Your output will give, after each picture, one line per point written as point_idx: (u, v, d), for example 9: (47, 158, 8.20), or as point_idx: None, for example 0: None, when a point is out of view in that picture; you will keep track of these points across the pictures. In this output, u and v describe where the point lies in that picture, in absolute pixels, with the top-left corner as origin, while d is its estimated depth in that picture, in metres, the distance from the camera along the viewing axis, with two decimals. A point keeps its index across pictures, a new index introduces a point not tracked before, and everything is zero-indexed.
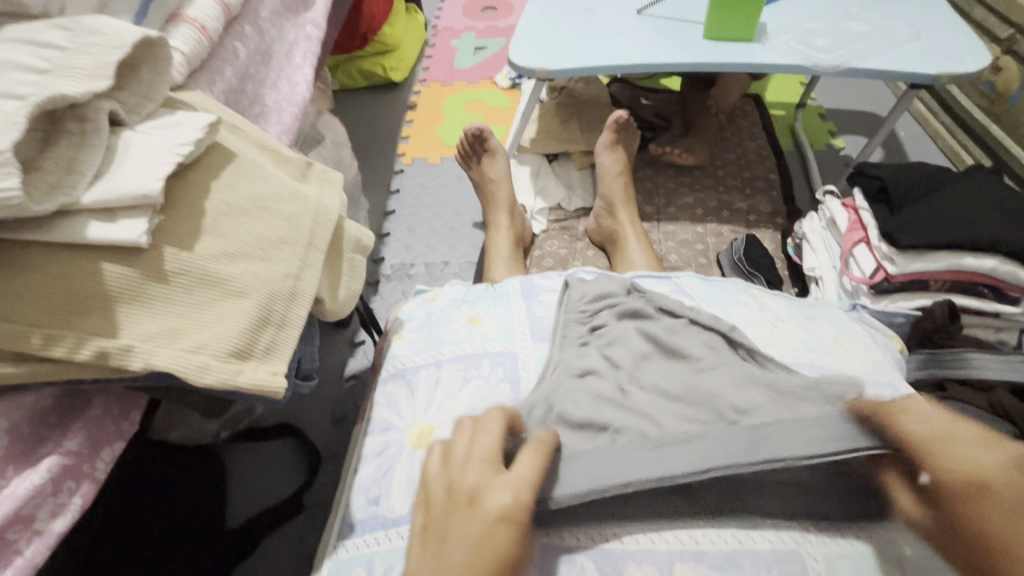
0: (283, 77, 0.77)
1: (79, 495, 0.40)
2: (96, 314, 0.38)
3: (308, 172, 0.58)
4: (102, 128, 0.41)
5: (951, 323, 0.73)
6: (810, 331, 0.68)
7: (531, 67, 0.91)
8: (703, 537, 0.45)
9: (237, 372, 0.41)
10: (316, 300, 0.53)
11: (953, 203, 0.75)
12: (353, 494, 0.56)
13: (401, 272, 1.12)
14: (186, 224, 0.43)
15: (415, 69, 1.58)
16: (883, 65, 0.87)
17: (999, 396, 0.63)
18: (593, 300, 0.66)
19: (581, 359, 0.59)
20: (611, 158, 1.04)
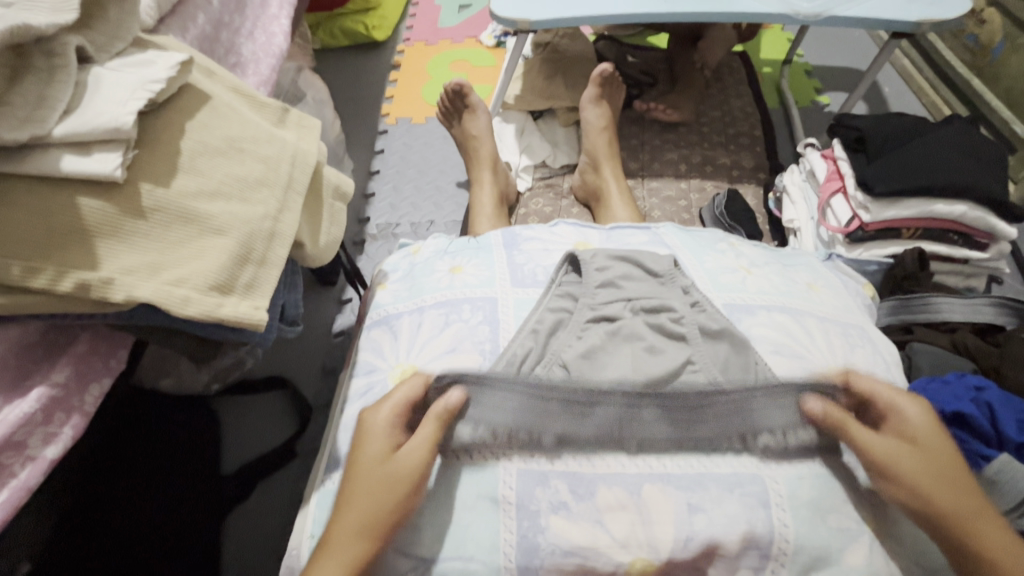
0: (259, 27, 0.76)
1: (69, 426, 0.41)
2: (75, 246, 0.38)
3: (285, 118, 0.58)
4: (70, 63, 0.41)
5: (920, 270, 0.75)
6: (783, 277, 0.69)
7: (512, 18, 0.90)
8: (671, 462, 0.50)
9: (218, 305, 0.42)
10: (296, 244, 0.54)
11: (927, 151, 0.76)
12: (340, 430, 0.58)
13: (387, 231, 1.12)
14: (161, 162, 0.44)
15: (399, 27, 1.54)
16: (865, 13, 0.87)
17: (964, 337, 0.68)
18: (608, 257, 0.64)
19: (595, 310, 0.59)
20: (595, 113, 1.04)
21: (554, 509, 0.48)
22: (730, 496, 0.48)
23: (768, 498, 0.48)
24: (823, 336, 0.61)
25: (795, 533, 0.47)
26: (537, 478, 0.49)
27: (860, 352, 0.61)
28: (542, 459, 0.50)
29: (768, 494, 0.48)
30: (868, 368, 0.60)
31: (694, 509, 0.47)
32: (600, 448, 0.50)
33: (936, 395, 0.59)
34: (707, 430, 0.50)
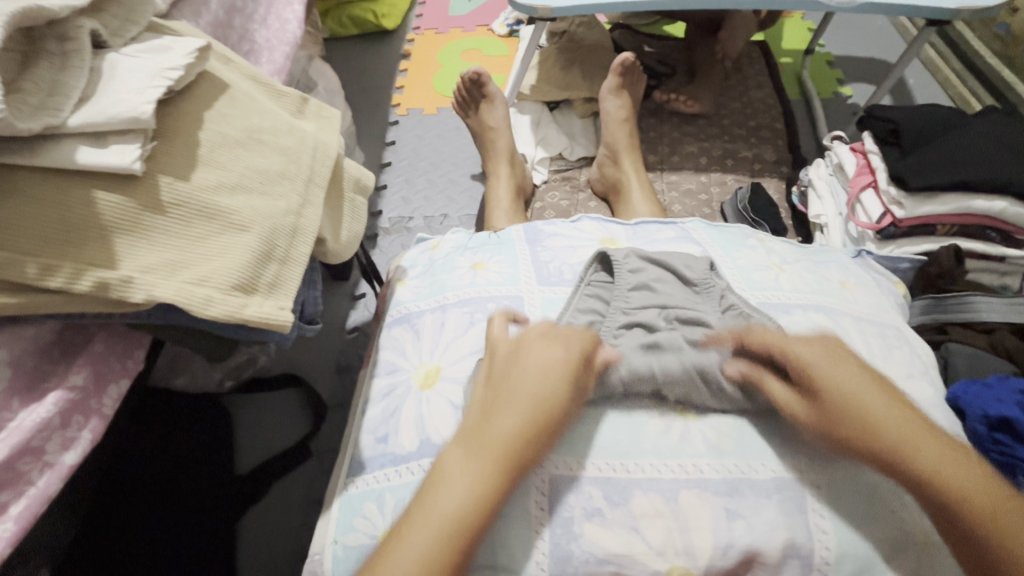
0: (272, 13, 0.73)
1: (88, 430, 0.40)
2: (92, 243, 0.36)
3: (304, 108, 0.56)
4: (84, 48, 0.39)
5: (957, 268, 0.72)
6: (816, 275, 0.67)
7: (532, 5, 0.87)
8: (707, 467, 0.47)
9: (241, 306, 0.40)
10: (318, 240, 0.52)
11: (965, 144, 0.73)
12: (361, 433, 0.56)
13: (400, 225, 1.10)
14: (181, 154, 0.41)
15: (409, 15, 1.50)
16: (898, 0, 0.84)
17: (1002, 336, 0.66)
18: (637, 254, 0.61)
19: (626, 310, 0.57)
20: (615, 104, 1.01)
21: (587, 515, 0.46)
22: (771, 503, 0.46)
23: (806, 503, 0.46)
24: (862, 338, 0.59)
25: (836, 541, 0.45)
26: (568, 483, 0.47)
27: (898, 353, 0.59)
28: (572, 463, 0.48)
29: (811, 501, 0.46)
30: (907, 369, 0.58)
31: (731, 515, 0.45)
32: (634, 452, 0.48)
33: (979, 398, 0.57)
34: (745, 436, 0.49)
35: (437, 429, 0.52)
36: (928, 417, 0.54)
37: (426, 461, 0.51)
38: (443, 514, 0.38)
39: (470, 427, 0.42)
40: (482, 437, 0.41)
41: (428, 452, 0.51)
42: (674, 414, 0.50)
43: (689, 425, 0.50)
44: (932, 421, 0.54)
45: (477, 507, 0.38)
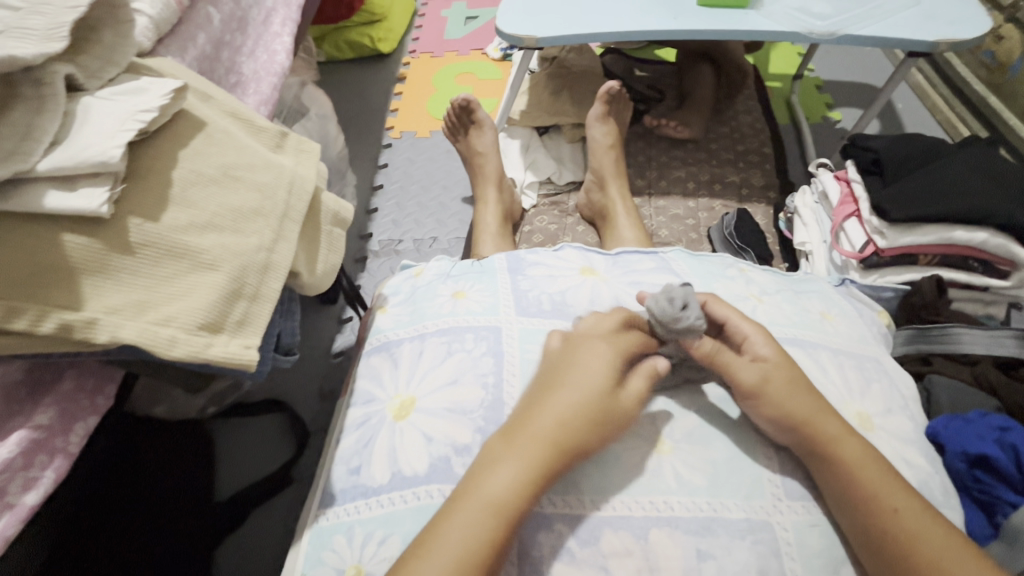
0: (261, 45, 0.74)
1: (51, 469, 0.40)
2: (57, 285, 0.37)
3: (283, 142, 0.56)
4: (59, 93, 0.39)
5: (939, 299, 0.72)
6: (796, 305, 0.65)
7: (518, 35, 0.88)
8: (678, 504, 0.47)
9: (207, 346, 0.40)
10: (293, 273, 0.53)
11: (945, 175, 0.74)
12: (335, 464, 0.56)
13: (389, 248, 1.10)
14: (152, 194, 0.42)
15: (405, 39, 1.53)
16: (881, 32, 0.85)
17: (985, 370, 0.65)
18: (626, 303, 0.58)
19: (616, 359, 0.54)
20: (602, 131, 1.02)
21: (556, 555, 0.45)
22: (743, 544, 0.45)
23: (779, 546, 0.45)
24: (839, 373, 0.57)
25: None
26: (539, 521, 0.47)
27: (877, 387, 0.58)
28: (545, 500, 0.47)
29: (781, 543, 0.46)
30: (885, 404, 0.57)
31: (703, 556, 0.44)
32: (600, 486, 0.48)
33: (958, 433, 0.56)
34: (720, 475, 0.48)
35: (408, 462, 0.52)
36: (907, 454, 0.53)
37: (397, 494, 0.50)
38: (542, 429, 0.45)
39: (542, 425, 0.45)
40: (552, 443, 0.45)
41: (399, 486, 0.51)
42: (648, 450, 0.50)
43: (663, 460, 0.49)
44: (911, 458, 0.53)
45: (579, 431, 0.45)
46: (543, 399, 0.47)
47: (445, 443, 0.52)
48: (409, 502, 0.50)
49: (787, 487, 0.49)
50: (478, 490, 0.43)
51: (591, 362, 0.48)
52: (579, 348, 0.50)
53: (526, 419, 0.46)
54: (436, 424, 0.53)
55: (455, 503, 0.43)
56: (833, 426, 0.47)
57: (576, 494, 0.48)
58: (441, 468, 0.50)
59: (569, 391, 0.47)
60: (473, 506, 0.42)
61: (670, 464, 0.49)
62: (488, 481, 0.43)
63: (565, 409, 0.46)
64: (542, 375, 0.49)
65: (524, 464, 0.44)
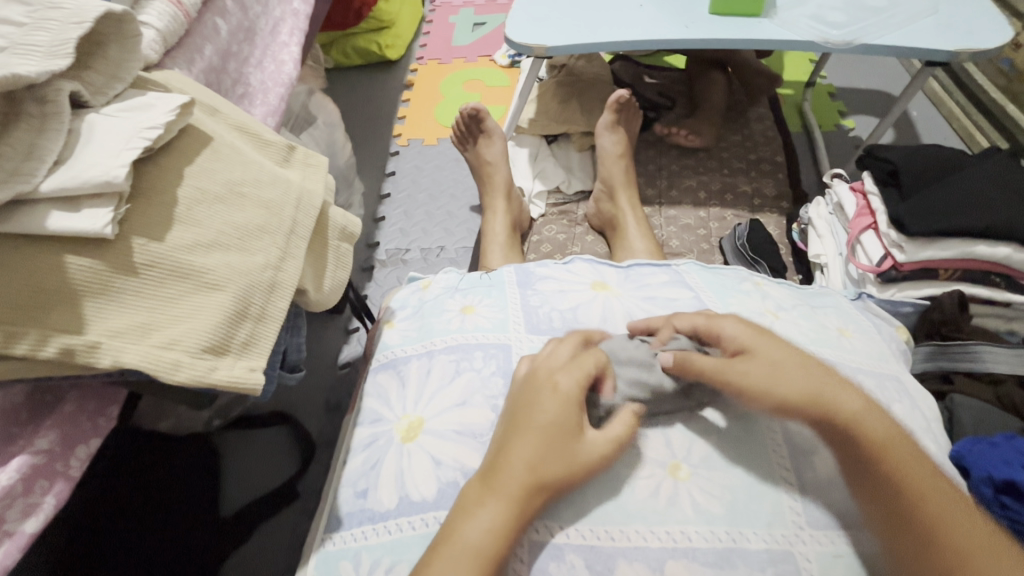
0: (269, 56, 0.74)
1: (52, 494, 0.39)
2: (59, 308, 0.36)
3: (291, 156, 0.56)
4: (63, 111, 0.39)
5: (960, 314, 0.70)
6: (813, 322, 0.63)
7: (528, 44, 0.87)
8: (696, 535, 0.45)
9: (212, 369, 0.39)
10: (299, 291, 0.52)
11: (966, 188, 0.72)
12: (341, 485, 0.55)
13: (396, 257, 1.09)
14: (157, 213, 0.41)
15: (412, 46, 1.53)
16: (897, 41, 0.83)
17: (1009, 390, 0.64)
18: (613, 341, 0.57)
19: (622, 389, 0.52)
20: (611, 140, 1.01)
21: None
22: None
23: None
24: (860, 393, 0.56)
25: None
26: (551, 551, 0.45)
27: (899, 408, 0.56)
28: (556, 529, 0.46)
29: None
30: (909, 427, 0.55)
31: None
32: (615, 515, 0.46)
33: (982, 457, 0.55)
34: (739, 503, 0.47)
35: (416, 486, 0.50)
36: None
37: (405, 520, 0.49)
38: (516, 473, 0.43)
39: (513, 471, 0.43)
40: (524, 488, 0.43)
41: (406, 511, 0.49)
42: (663, 477, 0.48)
43: (680, 487, 0.48)
44: None
45: (551, 472, 0.43)
46: (511, 441, 0.44)
47: (454, 467, 0.51)
48: (417, 529, 0.48)
49: (809, 517, 0.47)
50: (454, 547, 0.41)
51: (552, 399, 0.45)
52: (544, 383, 0.46)
53: (501, 463, 0.44)
54: (445, 447, 0.52)
55: (437, 551, 0.41)
56: (853, 402, 0.45)
57: (589, 523, 0.46)
58: (450, 494, 0.49)
59: (534, 431, 0.44)
60: (456, 555, 0.41)
61: (687, 492, 0.47)
62: (464, 534, 0.42)
63: (532, 452, 0.43)
64: (511, 411, 0.47)
65: (498, 515, 0.42)
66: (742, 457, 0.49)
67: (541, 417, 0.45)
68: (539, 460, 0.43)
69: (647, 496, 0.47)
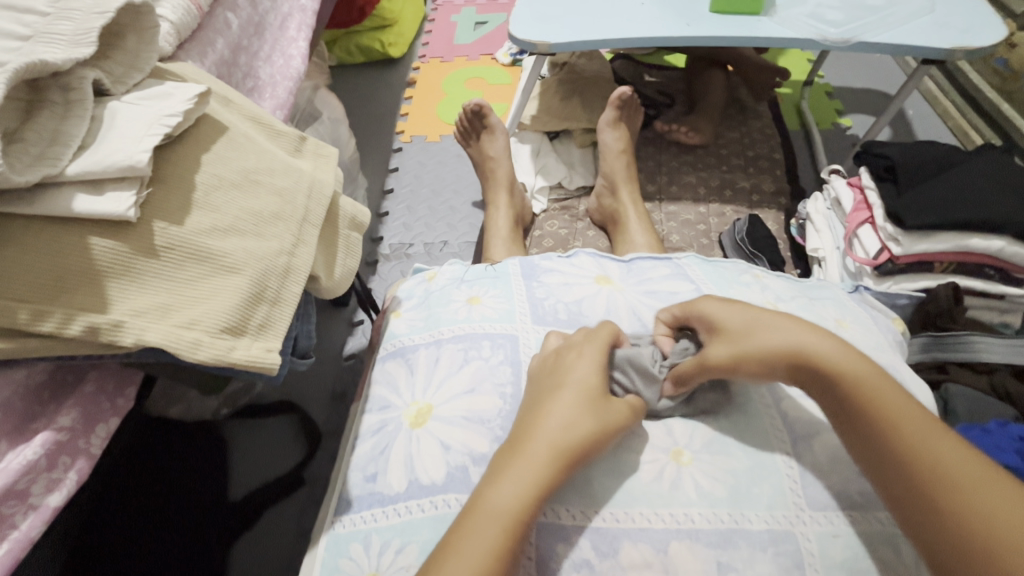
0: (277, 50, 0.75)
1: (74, 470, 0.40)
2: (84, 288, 0.37)
3: (302, 146, 0.57)
4: (86, 98, 0.40)
5: (954, 306, 0.72)
6: (812, 313, 0.65)
7: (532, 41, 0.89)
8: (699, 516, 0.47)
9: (230, 349, 0.41)
10: (311, 277, 0.53)
11: (960, 183, 0.73)
12: (350, 470, 0.56)
13: (400, 251, 1.11)
14: (176, 198, 0.42)
15: (415, 44, 1.54)
16: (894, 40, 0.85)
17: (1003, 379, 0.65)
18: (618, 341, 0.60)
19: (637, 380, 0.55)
20: (613, 136, 1.02)
21: (575, 567, 0.45)
22: (764, 556, 0.45)
23: (802, 558, 0.45)
24: None
25: None
26: (558, 533, 0.47)
27: None
28: (562, 512, 0.48)
29: (803, 554, 0.45)
30: None
31: (724, 568, 0.44)
32: (620, 499, 0.48)
33: (977, 444, 0.56)
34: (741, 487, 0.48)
35: (425, 470, 0.52)
36: None
37: (415, 503, 0.50)
38: (548, 437, 0.45)
39: (547, 433, 0.46)
40: (557, 450, 0.45)
41: (416, 494, 0.51)
42: (666, 462, 0.50)
43: (683, 471, 0.49)
44: None
45: (581, 438, 0.46)
46: (542, 408, 0.48)
47: (463, 452, 0.52)
48: (426, 511, 0.50)
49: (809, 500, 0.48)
50: (489, 503, 0.42)
51: (584, 370, 0.50)
52: (578, 357, 0.51)
53: (532, 426, 0.47)
54: (453, 433, 0.53)
55: (466, 519, 0.42)
56: (832, 350, 0.46)
57: (595, 506, 0.48)
58: (459, 477, 0.51)
59: (570, 396, 0.48)
60: (485, 518, 0.42)
61: (691, 476, 0.49)
62: (499, 489, 0.43)
63: (566, 415, 0.47)
64: (542, 384, 0.51)
65: (531, 476, 0.44)
66: (743, 444, 0.51)
67: (572, 386, 0.49)
68: (571, 423, 0.46)
69: (651, 480, 0.49)
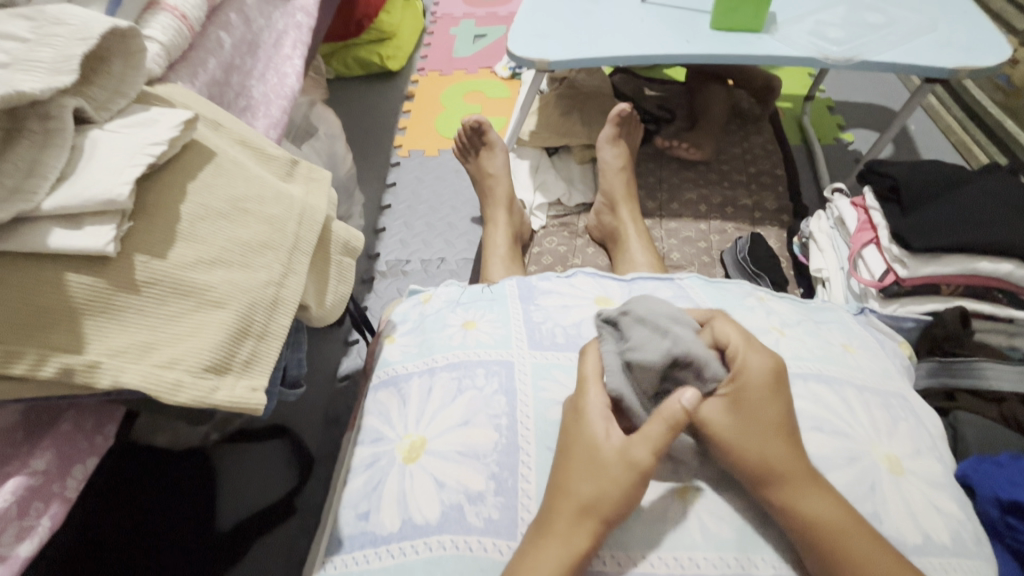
0: (271, 68, 0.74)
1: (47, 517, 0.38)
2: (59, 327, 0.35)
3: (294, 171, 0.55)
4: (66, 127, 0.38)
5: (963, 331, 0.70)
6: (817, 338, 0.63)
7: (530, 58, 0.88)
8: (705, 561, 0.45)
9: (213, 389, 0.39)
10: (301, 307, 0.51)
11: (967, 205, 0.72)
12: (342, 505, 0.54)
13: (396, 268, 1.09)
14: (159, 229, 0.41)
15: (413, 57, 1.53)
16: (896, 58, 0.84)
17: (1013, 408, 0.63)
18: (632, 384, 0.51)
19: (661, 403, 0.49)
20: (613, 153, 1.01)
21: None
22: None
23: None
24: (858, 411, 0.55)
25: None
26: None
27: (904, 427, 0.55)
28: None
29: None
30: (914, 446, 0.54)
31: None
32: (621, 540, 0.46)
33: (989, 477, 0.54)
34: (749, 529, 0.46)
35: (419, 509, 0.50)
36: (939, 501, 0.51)
37: (408, 544, 0.48)
38: (584, 507, 0.44)
39: (582, 504, 0.44)
40: (592, 519, 0.44)
41: (409, 535, 0.49)
42: (669, 500, 0.48)
43: (687, 510, 0.47)
44: (942, 504, 0.51)
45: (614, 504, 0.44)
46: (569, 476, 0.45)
47: (458, 489, 0.50)
48: (420, 553, 0.48)
49: None
50: None
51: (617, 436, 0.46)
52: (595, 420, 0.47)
53: (563, 496, 0.45)
54: (447, 469, 0.51)
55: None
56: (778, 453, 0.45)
57: (595, 548, 0.46)
58: (453, 516, 0.49)
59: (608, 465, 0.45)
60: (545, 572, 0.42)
61: (693, 514, 0.47)
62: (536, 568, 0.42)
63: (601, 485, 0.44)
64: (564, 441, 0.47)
65: (561, 548, 0.43)
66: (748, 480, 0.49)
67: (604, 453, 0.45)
68: (603, 491, 0.44)
69: (655, 521, 0.47)
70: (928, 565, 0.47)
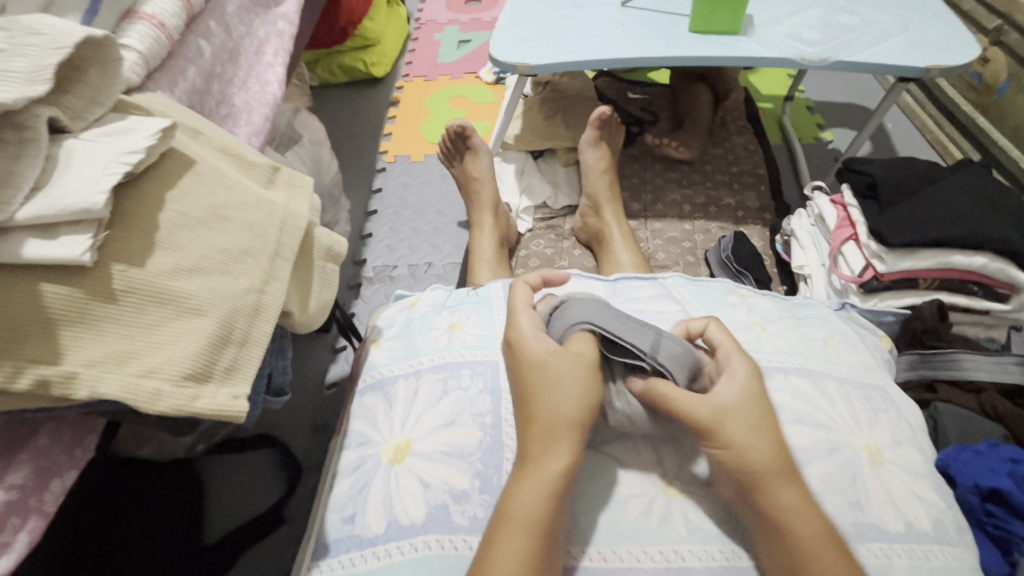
0: (253, 76, 0.74)
1: (25, 531, 0.38)
2: (35, 338, 0.35)
3: (275, 177, 0.55)
4: (41, 137, 0.38)
5: (940, 323, 0.71)
6: (799, 333, 0.64)
7: (512, 62, 0.88)
8: (689, 554, 0.46)
9: (193, 398, 0.39)
10: (283, 313, 0.51)
11: (940, 200, 0.74)
12: (328, 512, 0.54)
13: (383, 274, 1.09)
14: (138, 238, 0.40)
15: (398, 63, 1.53)
16: (870, 59, 0.86)
17: (991, 397, 0.63)
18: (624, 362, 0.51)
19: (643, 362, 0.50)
20: (594, 156, 1.02)
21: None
22: None
23: None
24: (832, 400, 0.56)
25: None
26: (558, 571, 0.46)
27: (883, 417, 0.56)
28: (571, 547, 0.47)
29: None
30: (894, 436, 0.55)
31: None
32: (608, 536, 0.47)
33: (969, 467, 0.55)
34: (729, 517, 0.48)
35: (404, 510, 0.50)
36: (920, 489, 0.52)
37: (394, 545, 0.48)
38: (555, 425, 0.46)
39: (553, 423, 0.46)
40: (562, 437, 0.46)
41: (395, 536, 0.49)
42: (655, 496, 0.49)
43: (672, 505, 0.49)
44: (923, 493, 0.52)
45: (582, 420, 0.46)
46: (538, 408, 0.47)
47: (443, 489, 0.50)
48: (406, 554, 0.47)
49: None
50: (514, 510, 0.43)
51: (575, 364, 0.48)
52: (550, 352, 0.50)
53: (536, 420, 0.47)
54: (433, 469, 0.51)
55: (495, 543, 0.42)
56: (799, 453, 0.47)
57: (581, 545, 0.47)
58: (439, 516, 0.49)
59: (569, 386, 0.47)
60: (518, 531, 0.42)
61: (676, 509, 0.49)
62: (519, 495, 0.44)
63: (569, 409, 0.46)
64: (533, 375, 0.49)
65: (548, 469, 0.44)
66: None
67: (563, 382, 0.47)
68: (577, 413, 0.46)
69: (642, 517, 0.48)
70: (910, 552, 0.48)
